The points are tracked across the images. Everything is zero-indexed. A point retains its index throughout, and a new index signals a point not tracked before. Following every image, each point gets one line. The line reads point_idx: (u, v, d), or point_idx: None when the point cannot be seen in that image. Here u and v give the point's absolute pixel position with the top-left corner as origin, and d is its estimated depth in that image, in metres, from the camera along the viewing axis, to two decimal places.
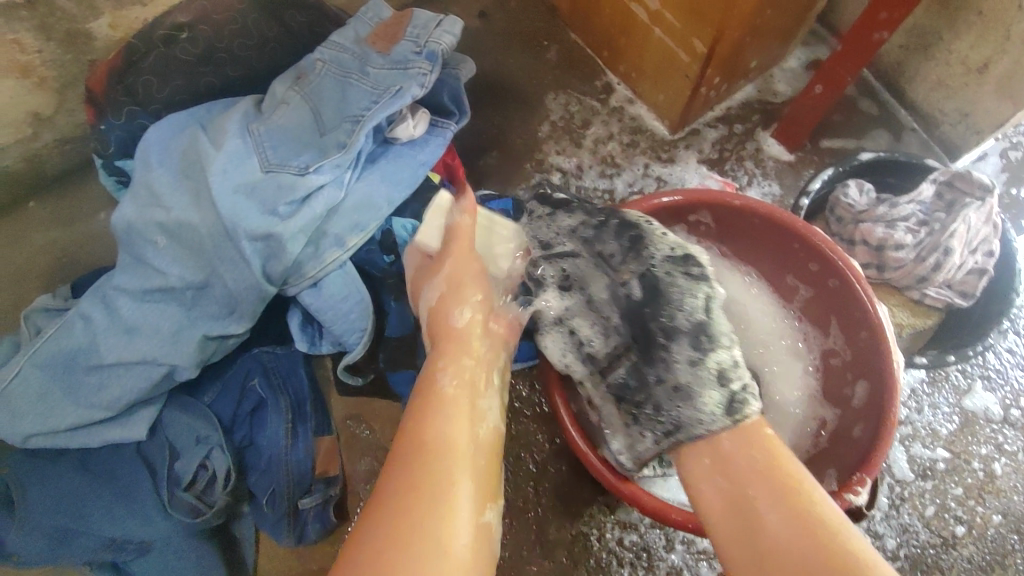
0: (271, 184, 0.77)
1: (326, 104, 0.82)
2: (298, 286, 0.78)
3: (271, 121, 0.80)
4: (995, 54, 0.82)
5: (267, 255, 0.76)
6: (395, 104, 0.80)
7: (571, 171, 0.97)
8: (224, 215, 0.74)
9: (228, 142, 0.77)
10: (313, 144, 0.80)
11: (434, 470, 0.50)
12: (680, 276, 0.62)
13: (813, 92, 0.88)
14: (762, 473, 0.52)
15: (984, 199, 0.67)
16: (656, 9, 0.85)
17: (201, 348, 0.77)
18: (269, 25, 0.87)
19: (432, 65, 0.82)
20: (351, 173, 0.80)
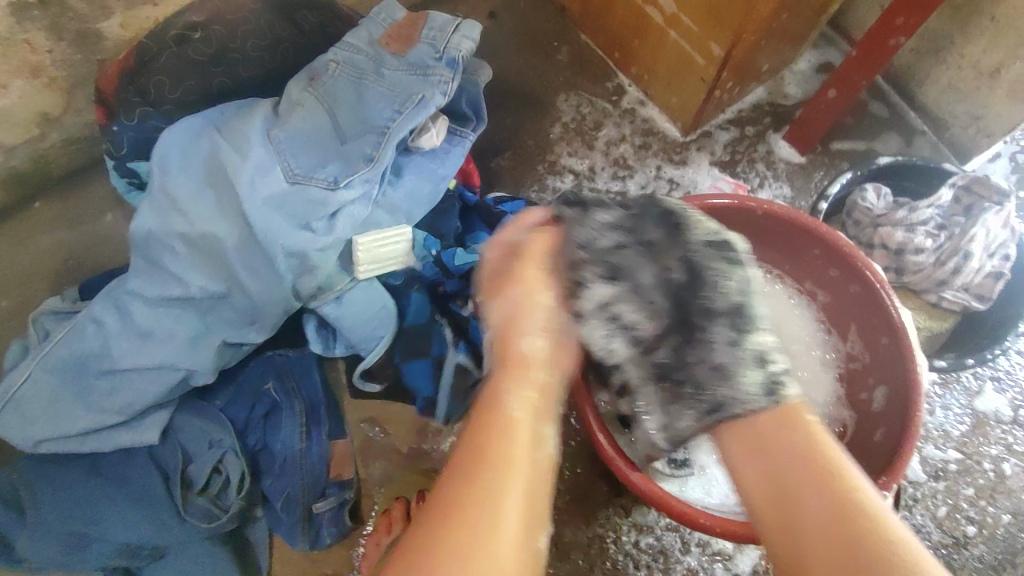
0: (300, 198, 0.76)
1: (345, 111, 0.81)
2: (322, 300, 0.77)
3: (290, 127, 0.79)
4: (1008, 58, 0.82)
5: (298, 271, 0.75)
6: (420, 114, 0.79)
7: (583, 172, 0.97)
8: (258, 233, 0.73)
9: (252, 152, 0.76)
10: (336, 153, 0.79)
11: (479, 471, 0.49)
12: (717, 260, 0.60)
13: (827, 96, 0.89)
14: (800, 455, 0.52)
15: (1002, 203, 0.67)
16: (672, 12, 0.84)
17: (220, 355, 0.78)
18: (282, 25, 0.86)
19: (453, 73, 0.82)
20: (378, 188, 0.79)
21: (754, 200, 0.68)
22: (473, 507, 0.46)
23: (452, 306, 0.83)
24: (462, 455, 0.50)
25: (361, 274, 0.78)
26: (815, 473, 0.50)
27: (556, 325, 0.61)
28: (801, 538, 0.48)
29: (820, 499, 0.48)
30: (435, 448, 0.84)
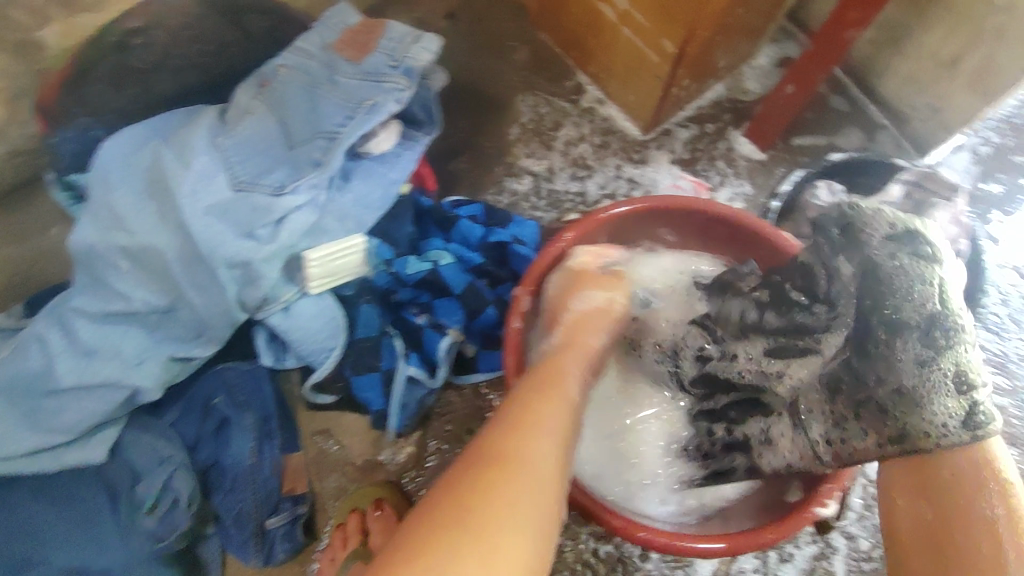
0: (243, 205, 0.73)
1: (298, 118, 0.78)
2: (269, 311, 0.75)
3: (237, 133, 0.76)
4: (966, 48, 0.80)
5: (242, 282, 0.73)
6: (370, 121, 0.76)
7: (542, 173, 0.96)
8: (199, 240, 0.71)
9: (195, 160, 0.73)
10: (284, 158, 0.76)
11: (543, 412, 0.52)
12: (904, 257, 0.48)
13: (784, 91, 0.87)
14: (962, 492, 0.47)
15: (952, 200, 0.66)
16: (624, 8, 0.82)
17: (167, 369, 0.76)
18: (228, 30, 0.83)
19: (409, 81, 0.79)
20: (326, 194, 0.76)
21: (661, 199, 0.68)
22: (533, 445, 0.49)
23: (406, 313, 0.81)
24: (532, 388, 0.54)
25: (314, 287, 0.77)
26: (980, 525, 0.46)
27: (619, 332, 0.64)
28: None
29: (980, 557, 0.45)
30: (392, 458, 0.83)
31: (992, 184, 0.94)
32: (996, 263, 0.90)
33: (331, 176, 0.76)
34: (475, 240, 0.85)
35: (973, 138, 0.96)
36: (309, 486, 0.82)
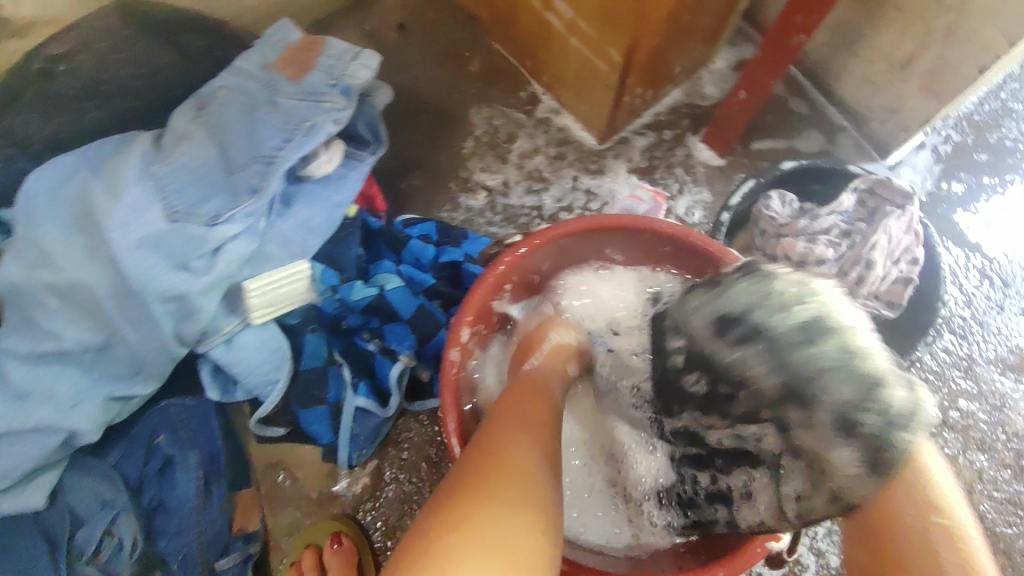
0: (177, 236, 0.69)
1: (236, 141, 0.73)
2: (210, 344, 0.72)
3: (171, 159, 0.71)
4: (918, 49, 0.78)
5: (178, 316, 0.70)
6: (308, 143, 0.74)
7: (496, 188, 0.93)
8: (130, 276, 0.67)
9: (127, 190, 0.68)
10: (221, 185, 0.72)
11: (526, 412, 0.52)
12: (737, 336, 0.49)
13: (737, 97, 0.85)
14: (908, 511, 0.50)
15: (905, 207, 0.64)
16: (569, 18, 0.80)
17: (105, 411, 0.73)
18: (163, 52, 0.78)
19: (347, 99, 0.76)
20: (265, 220, 0.73)
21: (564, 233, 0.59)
22: (525, 433, 0.49)
23: (357, 339, 0.79)
24: (510, 400, 0.54)
25: (255, 317, 0.74)
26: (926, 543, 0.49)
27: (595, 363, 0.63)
28: None
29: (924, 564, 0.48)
30: (347, 489, 0.81)
31: (954, 183, 0.92)
32: (960, 264, 0.89)
33: (269, 202, 0.73)
34: (428, 261, 0.83)
35: (934, 137, 0.94)
36: (261, 523, 0.81)
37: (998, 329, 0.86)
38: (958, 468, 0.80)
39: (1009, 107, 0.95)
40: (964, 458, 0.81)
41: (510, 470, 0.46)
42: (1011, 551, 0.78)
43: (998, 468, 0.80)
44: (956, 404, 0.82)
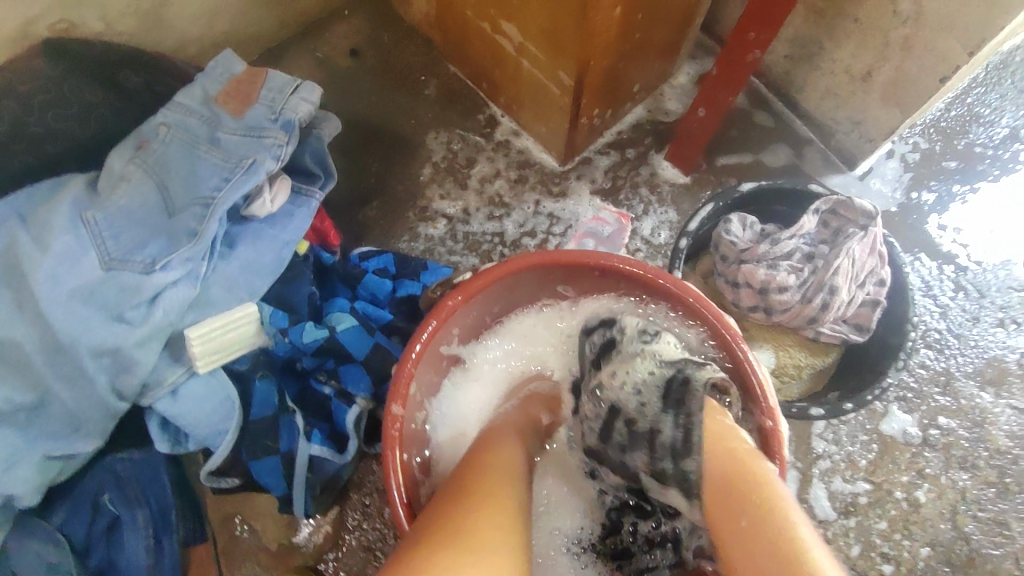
0: (112, 286, 0.66)
1: (174, 182, 0.70)
2: (154, 397, 0.69)
3: (109, 204, 0.68)
4: (876, 62, 0.77)
5: (114, 371, 0.66)
6: (250, 182, 0.70)
7: (456, 216, 0.90)
8: (59, 332, 0.64)
9: (56, 241, 0.65)
10: (159, 231, 0.69)
11: (502, 438, 0.55)
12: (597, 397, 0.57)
13: (696, 115, 0.83)
14: (738, 491, 0.43)
15: (868, 228, 0.61)
16: (518, 42, 0.77)
17: (44, 470, 0.67)
18: (94, 90, 0.73)
19: (289, 134, 0.73)
20: (206, 265, 0.70)
21: (486, 273, 0.56)
22: (504, 454, 0.53)
23: (312, 382, 0.75)
24: (486, 433, 0.56)
25: (202, 366, 0.69)
26: (752, 527, 0.41)
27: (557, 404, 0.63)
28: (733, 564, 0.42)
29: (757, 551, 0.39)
30: (309, 538, 0.78)
31: (923, 193, 0.90)
32: (933, 275, 0.86)
33: (210, 245, 0.70)
34: (384, 296, 0.79)
35: (902, 146, 0.92)
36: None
37: (975, 342, 0.83)
38: (941, 490, 0.77)
39: (975, 112, 0.94)
40: (946, 477, 0.78)
41: (496, 489, 0.48)
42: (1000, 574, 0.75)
43: (981, 487, 0.78)
44: (935, 421, 0.80)
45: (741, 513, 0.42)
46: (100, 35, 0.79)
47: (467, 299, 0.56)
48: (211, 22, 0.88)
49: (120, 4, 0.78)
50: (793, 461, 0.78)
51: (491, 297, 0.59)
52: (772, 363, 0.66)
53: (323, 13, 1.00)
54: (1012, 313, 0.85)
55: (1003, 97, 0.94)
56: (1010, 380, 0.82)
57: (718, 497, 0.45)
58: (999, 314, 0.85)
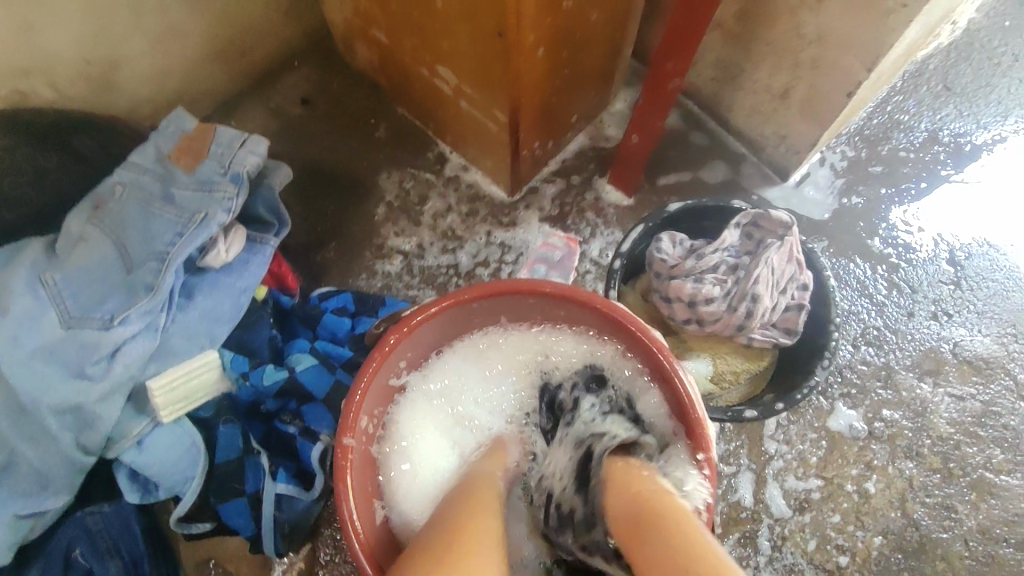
0: (72, 344, 0.68)
1: (130, 239, 0.73)
2: (120, 449, 0.71)
3: (68, 264, 0.71)
4: (792, 80, 0.82)
5: (78, 427, 0.68)
6: (203, 235, 0.73)
7: (412, 251, 0.93)
8: (22, 392, 0.66)
9: (15, 304, 0.67)
10: (117, 287, 0.72)
11: (476, 488, 0.56)
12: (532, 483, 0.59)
13: (631, 141, 0.88)
14: (643, 522, 0.45)
15: (784, 238, 0.65)
16: (454, 84, 0.82)
17: (14, 530, 0.68)
18: (47, 155, 0.76)
19: (239, 187, 0.76)
20: (164, 316, 0.73)
21: (419, 312, 0.58)
22: (489, 490, 0.55)
23: (277, 423, 0.76)
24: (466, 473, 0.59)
25: (165, 415, 0.72)
26: (664, 545, 0.42)
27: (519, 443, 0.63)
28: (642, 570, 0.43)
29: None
30: None
31: (854, 197, 0.94)
32: (868, 275, 0.91)
33: (167, 297, 0.73)
34: (343, 334, 0.82)
35: (832, 154, 0.97)
36: None
37: (913, 335, 0.87)
38: (890, 480, 0.81)
39: (897, 119, 0.98)
40: (893, 467, 0.81)
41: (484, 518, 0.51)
42: (950, 556, 0.78)
43: (927, 473, 0.81)
44: (879, 415, 0.84)
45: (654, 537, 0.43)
46: (52, 102, 0.82)
47: (409, 336, 0.59)
48: (161, 83, 0.92)
49: (70, 72, 0.81)
50: (747, 463, 0.82)
51: (431, 332, 0.61)
52: (710, 370, 0.70)
53: (272, 65, 1.04)
54: (943, 304, 0.89)
55: (921, 103, 0.99)
56: (946, 369, 0.86)
57: (628, 519, 0.46)
58: (932, 306, 0.89)
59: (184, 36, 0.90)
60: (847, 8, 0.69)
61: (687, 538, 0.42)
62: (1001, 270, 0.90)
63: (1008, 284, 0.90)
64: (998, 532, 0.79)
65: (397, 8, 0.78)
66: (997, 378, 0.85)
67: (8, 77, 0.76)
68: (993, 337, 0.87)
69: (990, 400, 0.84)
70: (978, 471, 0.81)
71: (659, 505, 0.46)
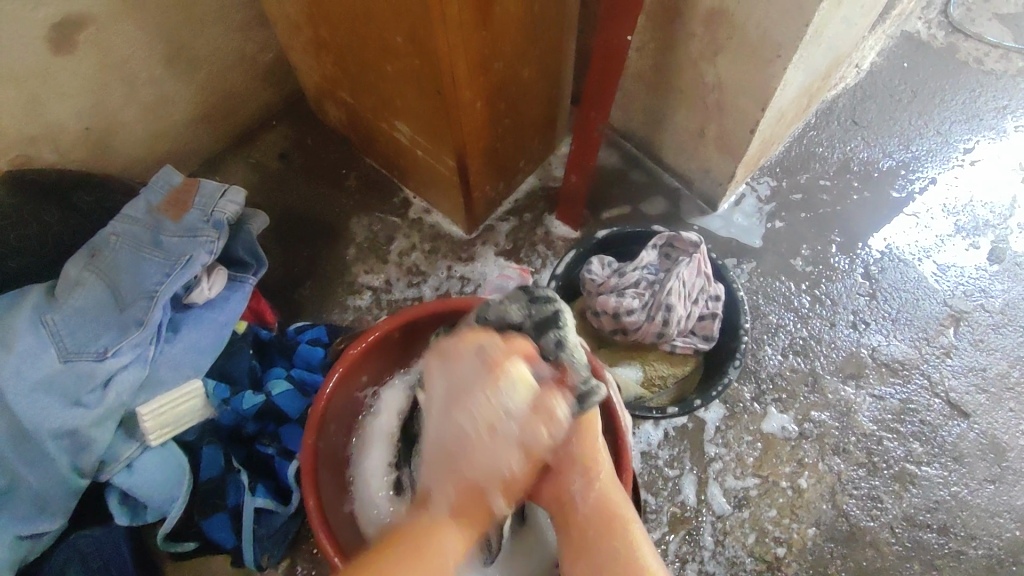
0: (70, 374, 0.76)
1: (122, 281, 0.82)
2: (112, 471, 0.78)
3: (66, 306, 0.79)
4: (704, 121, 0.94)
5: (73, 450, 0.76)
6: (187, 274, 0.83)
7: (380, 287, 1.02)
8: (24, 418, 0.74)
9: (19, 341, 0.76)
10: (111, 324, 0.80)
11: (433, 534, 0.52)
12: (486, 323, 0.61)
13: (570, 180, 0.99)
14: (609, 522, 0.56)
15: (694, 255, 0.76)
16: (409, 136, 0.93)
17: (14, 550, 0.75)
18: (51, 211, 0.86)
19: (221, 231, 0.86)
20: (153, 348, 0.81)
21: (371, 331, 0.69)
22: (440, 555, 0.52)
23: (258, 445, 0.84)
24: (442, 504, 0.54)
25: (153, 439, 0.79)
26: (620, 553, 0.55)
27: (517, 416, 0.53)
28: (588, 550, 0.56)
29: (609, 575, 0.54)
30: None
31: (778, 222, 1.05)
32: (793, 291, 1.00)
33: (155, 331, 0.81)
34: (317, 361, 0.89)
35: (756, 185, 1.08)
36: None
37: (836, 343, 0.96)
38: (821, 475, 0.88)
39: (812, 151, 1.10)
40: (823, 463, 0.88)
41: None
42: (878, 542, 0.85)
43: (853, 468, 0.88)
44: (808, 416, 0.91)
45: (609, 534, 0.56)
46: (54, 164, 0.92)
47: (457, 333, 0.59)
48: (154, 144, 1.03)
49: (71, 138, 0.92)
50: (690, 467, 0.88)
51: (387, 348, 0.71)
52: (640, 375, 0.79)
53: (252, 125, 1.15)
54: (862, 314, 0.98)
55: (831, 137, 1.11)
56: (867, 372, 0.94)
57: (586, 505, 0.58)
58: (851, 316, 0.98)
59: (174, 103, 1.01)
60: (735, 60, 0.82)
61: (634, 547, 0.55)
62: (910, 281, 1.00)
63: (917, 293, 0.99)
64: (922, 518, 0.86)
65: (356, 74, 0.90)
66: (912, 377, 0.94)
67: (17, 144, 0.87)
68: (907, 342, 0.96)
69: (907, 398, 0.93)
70: (899, 464, 0.89)
71: (614, 502, 0.58)
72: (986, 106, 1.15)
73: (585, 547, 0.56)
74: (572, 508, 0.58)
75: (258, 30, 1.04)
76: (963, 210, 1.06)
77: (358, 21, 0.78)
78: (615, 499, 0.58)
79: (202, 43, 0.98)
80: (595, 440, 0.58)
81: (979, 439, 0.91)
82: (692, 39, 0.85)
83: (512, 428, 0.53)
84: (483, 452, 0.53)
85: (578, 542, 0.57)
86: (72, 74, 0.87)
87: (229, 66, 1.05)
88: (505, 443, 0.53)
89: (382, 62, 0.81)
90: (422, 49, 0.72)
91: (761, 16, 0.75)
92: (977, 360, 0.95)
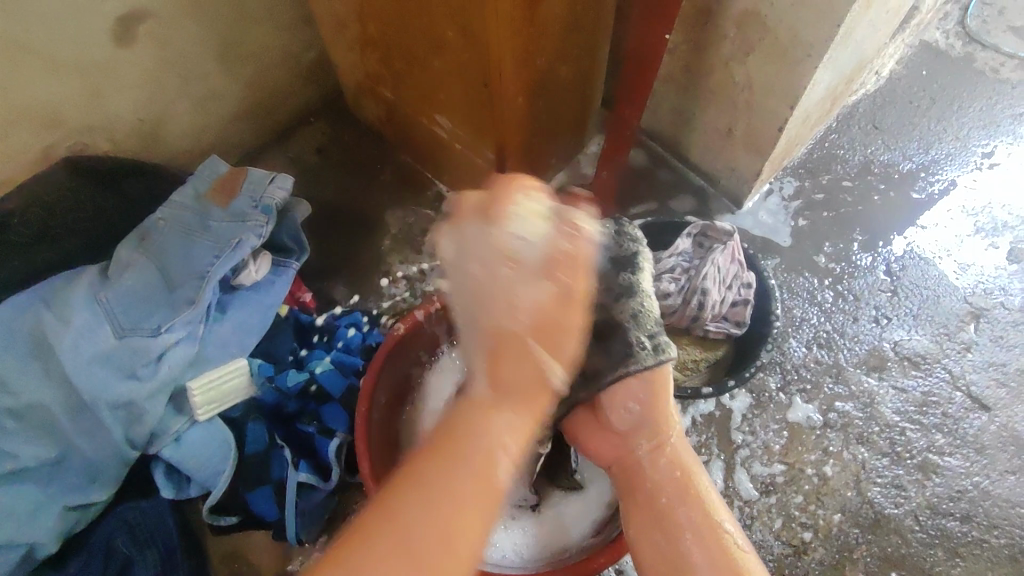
0: (124, 350, 0.79)
1: (173, 262, 0.85)
2: (162, 445, 0.81)
3: (120, 285, 0.82)
4: (733, 119, 0.97)
5: (127, 422, 0.79)
6: (236, 257, 0.86)
7: (414, 276, 1.05)
8: (81, 390, 0.76)
9: (76, 316, 0.79)
10: (163, 302, 0.83)
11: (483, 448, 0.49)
12: None
13: (601, 177, 1.02)
14: (686, 490, 0.54)
15: (728, 243, 0.81)
16: (449, 130, 0.96)
17: (63, 520, 0.77)
18: (107, 197, 0.90)
19: (268, 217, 0.89)
20: (203, 326, 0.84)
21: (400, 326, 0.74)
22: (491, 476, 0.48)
23: (299, 424, 0.87)
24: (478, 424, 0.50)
25: (202, 414, 0.82)
26: (700, 523, 0.52)
27: (525, 269, 0.50)
28: (659, 520, 0.53)
29: (688, 543, 0.51)
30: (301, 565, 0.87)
31: (802, 220, 1.08)
32: (816, 286, 1.03)
33: (206, 310, 0.84)
34: (356, 345, 0.92)
35: (780, 185, 1.11)
36: None
37: (860, 337, 0.98)
38: (845, 464, 0.90)
39: (834, 153, 1.13)
40: (848, 452, 0.91)
41: (469, 480, 0.47)
42: (902, 529, 0.87)
43: (877, 457, 0.91)
44: (833, 406, 0.93)
45: (686, 505, 0.53)
46: (107, 152, 0.96)
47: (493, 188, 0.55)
48: (199, 136, 1.07)
49: (123, 128, 0.96)
50: (718, 452, 0.90)
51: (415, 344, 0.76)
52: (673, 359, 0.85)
53: (290, 120, 1.19)
54: (884, 310, 1.01)
55: (853, 140, 1.15)
56: (889, 365, 0.96)
57: (658, 470, 0.55)
58: (874, 311, 1.00)
59: (221, 97, 1.05)
60: (766, 59, 0.85)
61: (713, 518, 0.52)
62: (931, 279, 1.03)
63: (938, 291, 1.02)
64: (945, 507, 0.88)
65: (401, 71, 0.93)
66: (933, 371, 0.96)
67: (75, 132, 0.90)
68: (928, 337, 0.98)
69: (929, 391, 0.95)
70: (922, 454, 0.91)
71: (687, 472, 0.55)
72: (1003, 113, 1.18)
73: (658, 511, 0.53)
74: (644, 475, 0.56)
75: (301, 29, 1.09)
76: (982, 211, 1.09)
77: (409, 18, 0.81)
78: (690, 469, 0.56)
79: (251, 40, 1.02)
80: (668, 410, 0.58)
81: (1000, 432, 0.93)
82: (724, 40, 0.89)
83: (533, 255, 0.50)
84: (513, 288, 0.50)
85: (650, 511, 0.54)
86: (132, 67, 0.91)
87: (273, 64, 1.09)
88: (530, 278, 0.50)
89: (429, 58, 0.85)
90: (471, 41, 0.75)
91: (793, 18, 0.78)
92: (997, 356, 0.98)
